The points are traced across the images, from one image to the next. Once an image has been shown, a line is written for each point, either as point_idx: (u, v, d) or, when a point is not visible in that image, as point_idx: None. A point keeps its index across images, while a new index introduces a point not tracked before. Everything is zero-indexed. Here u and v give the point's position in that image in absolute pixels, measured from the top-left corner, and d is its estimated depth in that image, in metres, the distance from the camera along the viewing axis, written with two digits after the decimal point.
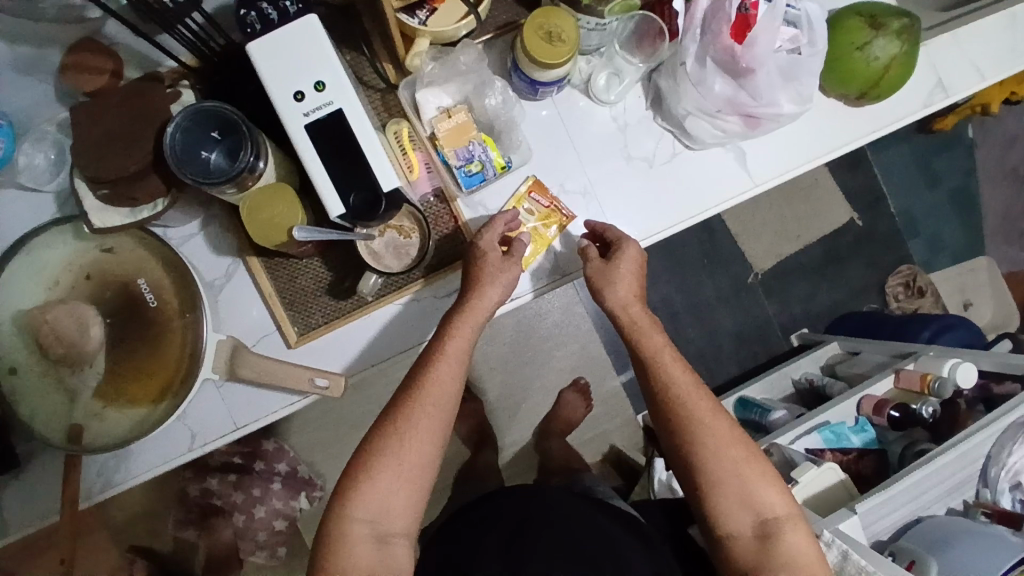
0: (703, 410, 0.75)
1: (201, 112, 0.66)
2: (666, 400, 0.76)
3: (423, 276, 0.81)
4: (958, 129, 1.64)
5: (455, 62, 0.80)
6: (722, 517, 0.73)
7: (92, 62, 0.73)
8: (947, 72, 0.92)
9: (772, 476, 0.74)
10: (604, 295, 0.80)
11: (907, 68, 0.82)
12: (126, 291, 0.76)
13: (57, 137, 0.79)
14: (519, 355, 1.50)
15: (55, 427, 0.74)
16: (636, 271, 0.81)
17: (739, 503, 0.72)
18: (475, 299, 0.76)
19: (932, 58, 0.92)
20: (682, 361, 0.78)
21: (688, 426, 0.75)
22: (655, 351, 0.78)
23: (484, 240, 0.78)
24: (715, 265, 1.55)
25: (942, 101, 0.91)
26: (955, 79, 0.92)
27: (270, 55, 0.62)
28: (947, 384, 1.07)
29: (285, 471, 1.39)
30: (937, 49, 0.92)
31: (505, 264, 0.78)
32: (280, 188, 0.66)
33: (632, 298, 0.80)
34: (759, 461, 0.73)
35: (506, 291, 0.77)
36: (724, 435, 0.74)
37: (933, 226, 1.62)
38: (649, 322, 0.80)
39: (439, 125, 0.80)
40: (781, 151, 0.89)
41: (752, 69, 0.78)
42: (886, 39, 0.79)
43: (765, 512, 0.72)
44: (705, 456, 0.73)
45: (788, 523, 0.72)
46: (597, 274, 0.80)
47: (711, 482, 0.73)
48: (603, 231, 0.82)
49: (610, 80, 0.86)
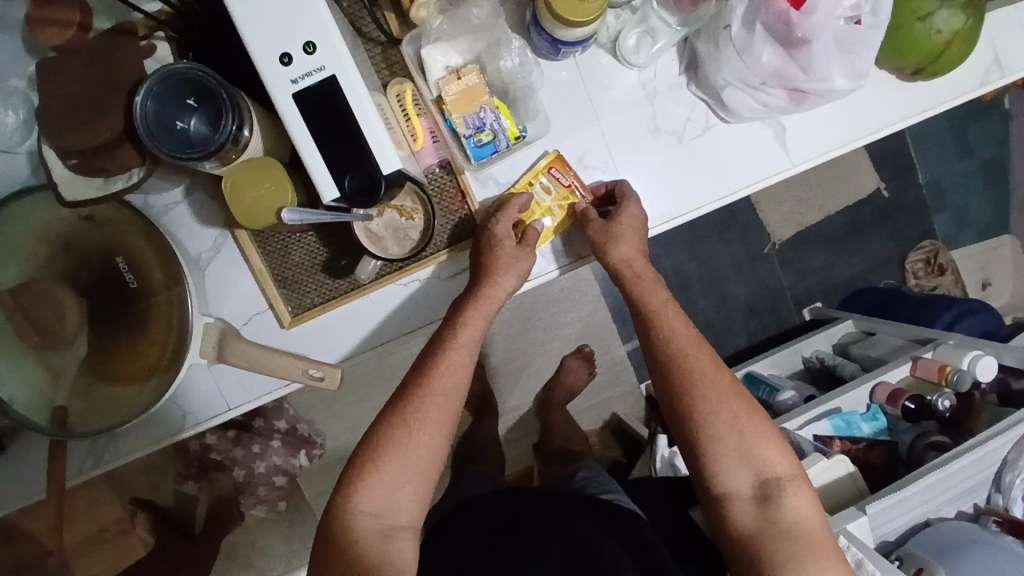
0: (704, 368, 0.71)
1: (172, 77, 0.57)
2: (667, 365, 0.72)
3: (447, 247, 0.76)
4: (997, 96, 1.51)
5: (467, 14, 0.71)
6: (722, 474, 0.68)
7: (56, 13, 0.64)
8: (1008, 48, 0.81)
9: (773, 433, 0.70)
10: (609, 252, 0.75)
11: (970, 42, 0.73)
12: (104, 268, 0.70)
13: (25, 92, 0.70)
14: (522, 320, 1.45)
15: (39, 410, 0.70)
16: (635, 233, 0.75)
17: (738, 458, 0.68)
18: (492, 279, 0.72)
19: (992, 30, 0.81)
20: (688, 324, 0.75)
21: (690, 384, 0.71)
22: (660, 310, 0.75)
23: (497, 228, 0.72)
24: (732, 234, 1.48)
25: (1000, 81, 0.81)
26: (1016, 56, 0.82)
27: (256, 10, 0.53)
28: (966, 377, 1.02)
29: (285, 429, 1.38)
30: (1000, 22, 0.81)
31: (521, 252, 0.73)
32: (269, 166, 0.59)
33: (636, 253, 0.76)
34: (761, 419, 0.69)
35: (523, 273, 0.73)
36: (725, 390, 0.70)
37: (961, 199, 1.52)
38: (652, 279, 0.77)
39: (447, 88, 0.70)
40: (827, 127, 0.80)
41: (807, 41, 0.68)
42: (952, 10, 0.69)
43: (765, 470, 0.68)
44: (705, 411, 0.70)
45: (789, 483, 0.68)
46: (598, 237, 0.75)
47: (713, 443, 0.69)
48: (610, 189, 0.77)
49: (642, 40, 0.75)
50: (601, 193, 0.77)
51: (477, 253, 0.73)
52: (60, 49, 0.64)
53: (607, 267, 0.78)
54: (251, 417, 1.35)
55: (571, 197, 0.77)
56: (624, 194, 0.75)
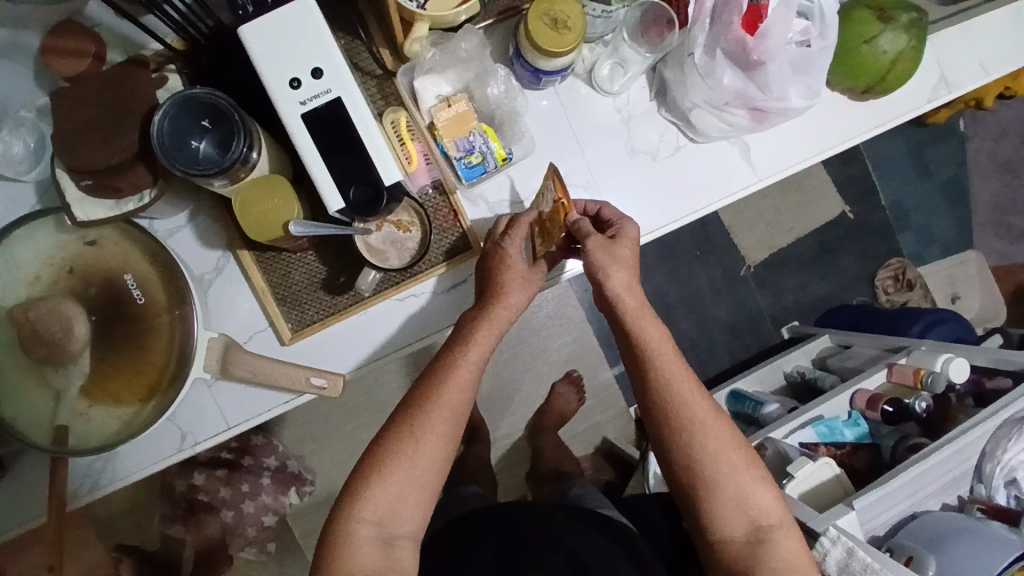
0: (702, 411, 0.72)
1: (189, 99, 0.62)
2: (663, 402, 0.72)
3: (445, 260, 0.79)
4: (951, 121, 1.63)
5: (456, 48, 0.77)
6: (717, 522, 0.71)
7: (71, 44, 0.68)
8: (951, 68, 0.91)
9: (767, 478, 0.72)
10: (602, 279, 0.72)
11: (915, 61, 0.81)
12: (111, 287, 0.73)
13: (36, 125, 0.75)
14: (512, 346, 1.49)
15: (40, 429, 0.71)
16: (630, 255, 0.74)
17: (734, 509, 0.71)
18: (500, 300, 0.74)
19: (936, 52, 0.90)
20: (687, 364, 0.73)
21: (688, 429, 0.71)
22: (662, 357, 0.72)
23: (509, 248, 0.75)
24: (709, 257, 1.55)
25: (946, 96, 0.90)
26: (959, 74, 0.91)
27: (267, 40, 0.58)
28: (940, 379, 1.06)
29: (274, 466, 1.37)
30: (941, 44, 0.90)
31: (531, 274, 0.75)
32: (277, 183, 0.63)
33: (631, 278, 0.73)
34: (758, 468, 0.72)
35: (529, 294, 0.75)
36: (724, 440, 0.71)
37: (923, 219, 1.62)
38: (647, 312, 0.73)
39: (439, 114, 0.77)
40: (790, 145, 0.87)
41: (763, 63, 0.76)
42: (895, 32, 0.78)
43: (759, 517, 0.71)
44: (706, 461, 0.71)
45: (781, 528, 0.71)
46: (600, 251, 0.72)
47: (710, 488, 0.71)
48: (597, 210, 0.78)
49: (614, 71, 0.83)
50: (592, 212, 0.78)
51: (486, 270, 0.75)
52: (74, 79, 0.68)
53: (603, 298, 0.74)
54: (239, 454, 1.34)
55: (569, 207, 0.72)
56: (617, 217, 0.76)
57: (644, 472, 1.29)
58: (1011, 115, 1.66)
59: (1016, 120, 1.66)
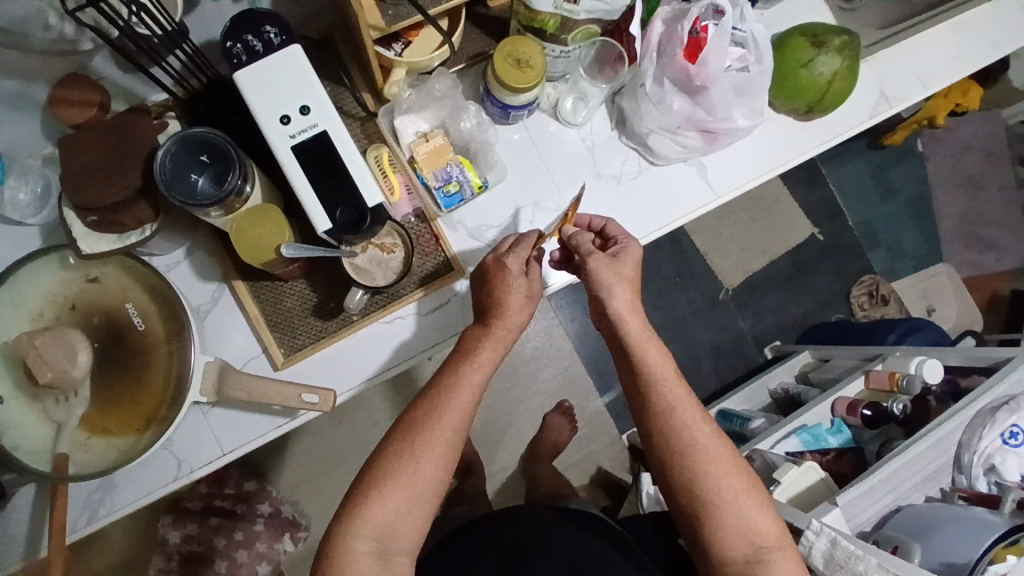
0: (706, 435, 0.72)
1: (189, 139, 0.68)
2: (666, 424, 0.72)
3: (420, 286, 0.84)
4: (910, 142, 1.73)
5: (430, 89, 0.85)
6: (718, 543, 0.70)
7: (77, 95, 0.75)
8: (890, 85, 0.99)
9: (767, 501, 0.72)
10: (604, 300, 0.75)
11: (850, 81, 0.90)
12: (112, 319, 0.77)
13: (44, 172, 0.82)
14: (504, 378, 1.52)
15: (42, 458, 0.74)
16: (631, 273, 0.77)
17: (734, 532, 0.70)
18: (501, 318, 0.76)
19: (874, 73, 0.99)
20: (688, 388, 0.74)
21: (690, 450, 0.71)
22: (664, 380, 0.73)
23: (508, 262, 0.75)
24: (688, 282, 1.61)
25: (887, 111, 0.99)
26: (897, 91, 1.00)
27: (259, 82, 0.65)
28: (915, 381, 1.09)
29: (269, 512, 1.36)
30: (879, 66, 0.99)
31: (520, 280, 0.76)
32: (267, 210, 0.69)
33: (632, 296, 0.75)
34: (760, 491, 0.71)
35: (528, 314, 0.77)
36: (726, 464, 0.71)
37: (892, 236, 1.70)
38: (648, 334, 0.75)
39: (418, 148, 0.85)
40: (744, 164, 0.95)
41: (706, 87, 0.84)
42: (830, 55, 0.87)
43: (758, 538, 0.70)
44: (707, 486, 0.70)
45: (780, 550, 0.70)
46: (603, 268, 0.75)
47: (712, 510, 0.70)
48: (603, 227, 0.82)
49: (576, 104, 0.91)
50: (598, 228, 0.81)
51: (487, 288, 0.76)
52: (80, 126, 0.75)
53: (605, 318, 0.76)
54: (234, 502, 1.35)
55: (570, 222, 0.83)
56: (621, 235, 0.80)
57: (638, 494, 1.32)
58: (968, 132, 1.75)
59: (973, 137, 1.75)
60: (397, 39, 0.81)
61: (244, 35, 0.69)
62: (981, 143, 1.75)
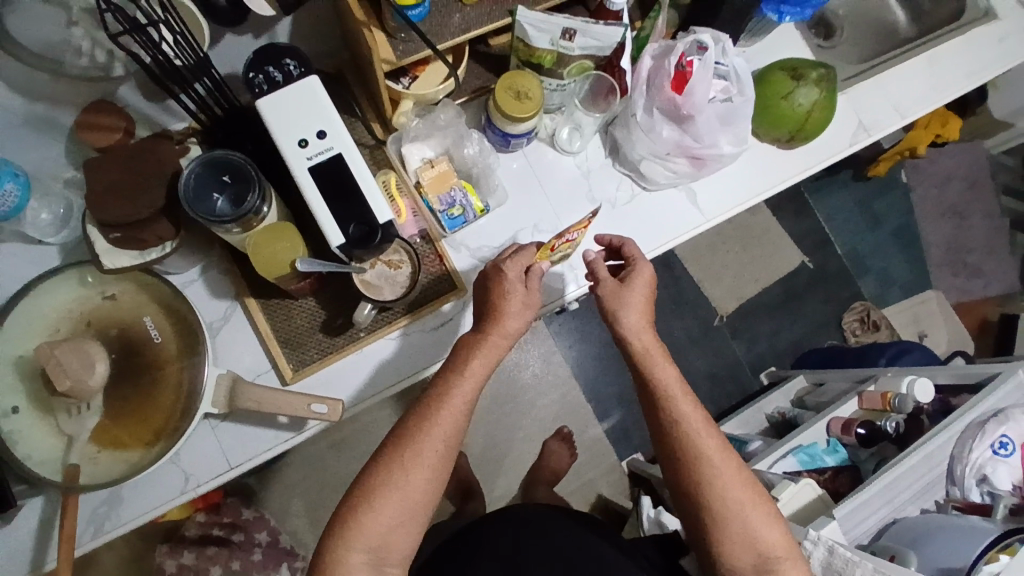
0: (712, 448, 0.70)
1: (212, 160, 0.72)
2: (675, 435, 0.71)
3: (405, 314, 0.87)
4: (894, 173, 1.80)
5: (435, 118, 0.91)
6: (725, 554, 0.69)
7: (104, 121, 0.80)
8: (869, 115, 1.05)
9: (775, 514, 0.70)
10: (616, 318, 0.75)
11: (829, 111, 0.96)
12: (128, 334, 0.81)
13: (65, 194, 0.85)
14: (503, 405, 1.54)
15: (51, 469, 0.76)
16: (644, 290, 0.77)
17: (740, 543, 0.68)
18: (498, 326, 0.76)
19: (853, 104, 1.05)
20: (695, 400, 0.72)
21: (696, 461, 0.70)
22: (670, 392, 0.72)
23: (508, 273, 0.77)
24: (682, 309, 1.65)
25: (866, 139, 1.04)
26: (875, 120, 1.05)
27: (279, 108, 0.70)
28: (907, 400, 1.10)
29: (266, 541, 1.36)
30: (856, 97, 1.05)
31: (524, 294, 0.77)
32: (283, 227, 0.73)
33: (645, 327, 0.75)
34: (768, 503, 0.69)
35: (527, 320, 0.77)
36: (733, 477, 0.69)
37: (880, 264, 1.75)
38: (661, 350, 0.74)
39: (424, 174, 0.90)
40: (732, 189, 1.01)
41: (692, 116, 0.90)
42: (808, 87, 0.94)
43: (766, 549, 0.68)
44: (712, 499, 0.69)
45: (787, 560, 0.69)
46: (609, 297, 0.76)
47: (718, 523, 0.69)
48: (620, 245, 0.80)
49: (572, 134, 0.97)
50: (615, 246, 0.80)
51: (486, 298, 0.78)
52: (103, 149, 0.80)
53: (615, 335, 0.76)
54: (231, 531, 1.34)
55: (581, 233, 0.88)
56: (636, 257, 0.79)
57: (639, 517, 1.33)
58: (950, 163, 1.82)
59: (956, 167, 1.82)
60: (404, 74, 0.87)
61: (266, 67, 0.75)
62: (964, 172, 1.82)
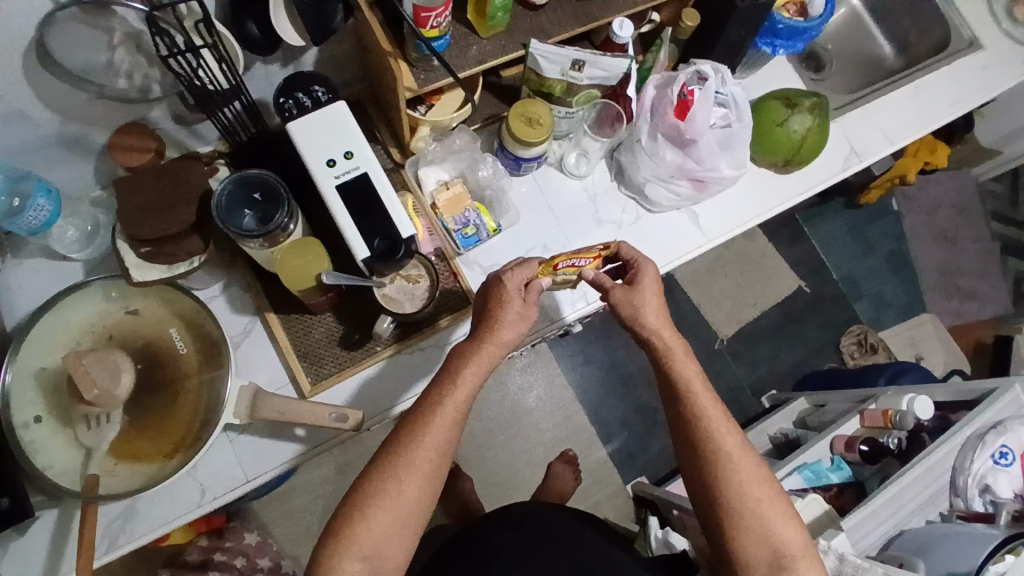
0: (732, 445, 0.72)
1: (243, 180, 0.76)
2: (693, 434, 0.73)
3: (390, 346, 0.88)
4: (885, 201, 1.86)
5: (451, 143, 0.97)
6: (741, 551, 0.70)
7: (134, 142, 0.84)
8: (859, 141, 1.11)
9: (792, 511, 0.72)
10: (634, 321, 0.78)
11: (822, 136, 1.02)
12: (150, 346, 0.82)
13: (93, 214, 0.90)
14: (508, 428, 1.54)
15: (69, 479, 0.77)
16: (654, 295, 0.79)
17: (757, 540, 0.70)
18: (493, 334, 0.77)
19: (844, 132, 1.11)
20: (717, 399, 0.75)
21: (716, 458, 0.72)
22: (690, 390, 0.74)
23: (509, 279, 0.79)
24: (684, 333, 1.68)
25: (858, 164, 1.09)
26: (866, 146, 1.11)
27: (309, 130, 0.75)
28: (908, 416, 1.12)
29: (268, 566, 1.34)
30: (847, 125, 1.11)
31: (523, 313, 0.78)
32: (308, 244, 0.76)
33: (664, 324, 0.78)
34: (783, 502, 0.71)
35: (522, 329, 0.78)
36: (749, 473, 0.71)
37: (874, 288, 1.80)
38: (683, 350, 0.77)
39: (439, 195, 0.96)
40: (731, 210, 1.05)
41: (695, 141, 0.95)
42: (801, 115, 1.00)
43: (780, 547, 0.70)
44: (728, 495, 0.70)
45: (803, 559, 0.70)
46: (622, 303, 0.79)
47: (736, 519, 0.70)
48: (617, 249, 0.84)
49: (579, 159, 1.01)
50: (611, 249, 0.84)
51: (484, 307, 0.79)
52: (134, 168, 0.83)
53: (638, 338, 0.79)
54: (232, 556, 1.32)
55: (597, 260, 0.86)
56: (637, 261, 0.82)
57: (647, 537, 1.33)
58: (939, 191, 1.89)
59: (945, 195, 1.89)
60: (421, 102, 0.91)
61: (295, 93, 0.80)
62: (953, 200, 1.89)
